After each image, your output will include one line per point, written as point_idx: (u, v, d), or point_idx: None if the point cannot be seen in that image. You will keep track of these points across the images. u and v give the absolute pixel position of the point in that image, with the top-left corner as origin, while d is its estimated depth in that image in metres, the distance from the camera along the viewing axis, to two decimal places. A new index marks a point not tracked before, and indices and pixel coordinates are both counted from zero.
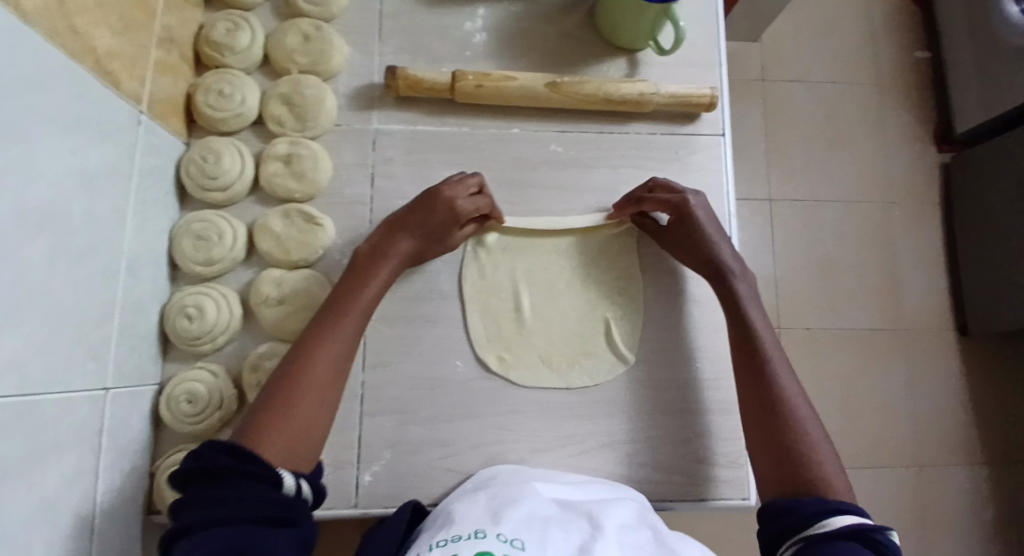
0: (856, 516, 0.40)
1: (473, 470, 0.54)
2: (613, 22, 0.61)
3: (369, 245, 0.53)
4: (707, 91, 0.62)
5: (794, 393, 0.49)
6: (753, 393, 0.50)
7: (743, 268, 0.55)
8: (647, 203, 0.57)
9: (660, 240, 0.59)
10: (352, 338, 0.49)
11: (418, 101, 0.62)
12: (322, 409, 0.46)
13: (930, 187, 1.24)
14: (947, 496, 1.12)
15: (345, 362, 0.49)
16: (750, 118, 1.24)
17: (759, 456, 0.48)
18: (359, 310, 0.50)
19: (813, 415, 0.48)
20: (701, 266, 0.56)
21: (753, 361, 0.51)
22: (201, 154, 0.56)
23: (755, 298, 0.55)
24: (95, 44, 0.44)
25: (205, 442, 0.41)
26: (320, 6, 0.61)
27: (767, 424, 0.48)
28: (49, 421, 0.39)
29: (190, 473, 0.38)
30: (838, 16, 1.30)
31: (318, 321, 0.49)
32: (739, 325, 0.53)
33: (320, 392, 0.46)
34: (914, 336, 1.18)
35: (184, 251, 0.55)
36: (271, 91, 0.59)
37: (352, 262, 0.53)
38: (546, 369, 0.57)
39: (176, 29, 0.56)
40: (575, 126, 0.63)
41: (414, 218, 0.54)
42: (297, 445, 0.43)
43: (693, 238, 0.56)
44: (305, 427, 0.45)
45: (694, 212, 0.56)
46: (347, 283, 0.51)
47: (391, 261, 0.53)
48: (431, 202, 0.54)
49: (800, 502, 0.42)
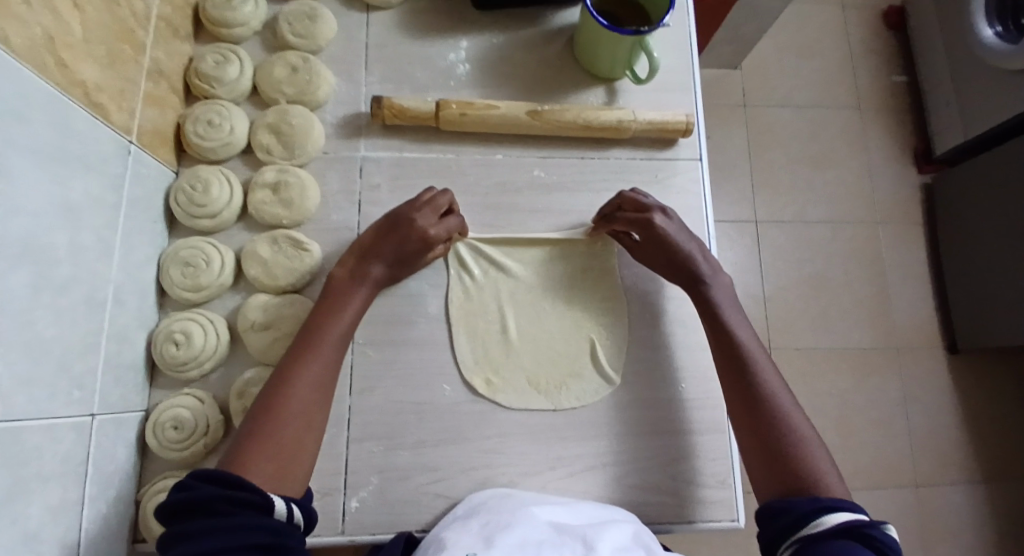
0: (851, 513, 0.41)
1: (463, 495, 0.54)
2: (590, 52, 0.63)
3: (345, 269, 0.54)
4: (683, 117, 0.64)
5: (779, 392, 0.49)
6: (737, 401, 0.50)
7: (713, 267, 0.56)
8: (618, 221, 0.58)
9: (634, 253, 0.60)
10: (334, 358, 0.50)
11: (405, 129, 0.64)
12: (309, 431, 0.47)
13: (912, 206, 1.27)
14: (946, 515, 1.12)
15: (330, 382, 0.49)
16: (734, 142, 1.27)
17: (751, 463, 0.48)
18: (340, 331, 0.51)
19: (801, 415, 0.49)
20: (678, 278, 0.57)
21: (735, 366, 0.51)
22: (189, 183, 0.57)
23: (733, 303, 0.55)
24: (83, 78, 0.45)
25: (192, 472, 0.41)
26: (307, 39, 0.63)
27: (754, 431, 0.48)
28: (31, 448, 0.39)
29: (177, 506, 0.38)
30: (815, 43, 1.34)
31: (299, 343, 0.50)
32: (719, 332, 0.53)
33: (306, 414, 0.47)
34: (905, 354, 1.19)
35: (171, 277, 0.55)
36: (259, 120, 0.61)
37: (328, 286, 0.54)
38: (533, 391, 0.57)
39: (165, 62, 0.58)
40: (557, 151, 0.65)
41: (389, 240, 0.55)
42: (284, 467, 0.44)
43: (666, 256, 0.57)
44: (295, 448, 0.45)
45: (660, 229, 0.56)
46: (327, 305, 0.52)
47: (369, 279, 0.54)
48: (404, 225, 0.54)
49: (791, 501, 0.43)
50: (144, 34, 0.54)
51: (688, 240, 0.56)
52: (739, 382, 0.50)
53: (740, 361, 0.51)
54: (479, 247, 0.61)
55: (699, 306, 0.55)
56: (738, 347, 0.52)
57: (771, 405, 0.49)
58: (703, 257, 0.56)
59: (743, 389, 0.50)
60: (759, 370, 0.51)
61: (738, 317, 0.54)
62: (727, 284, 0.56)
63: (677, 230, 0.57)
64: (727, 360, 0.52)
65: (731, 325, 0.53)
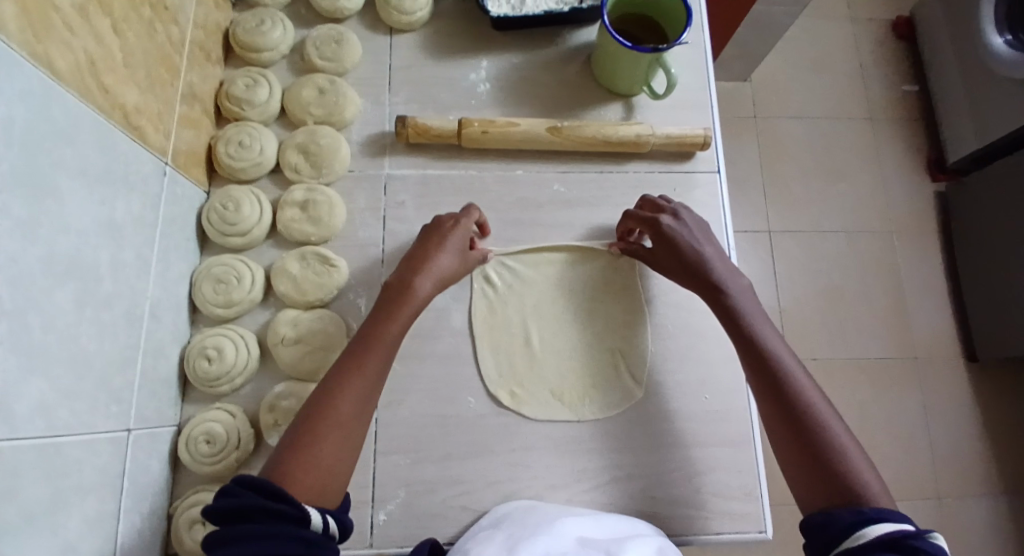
0: (896, 522, 0.41)
1: (488, 507, 0.55)
2: (608, 70, 0.65)
3: (397, 276, 0.54)
4: (701, 131, 0.65)
5: (816, 398, 0.49)
6: (771, 409, 0.50)
7: (728, 269, 0.56)
8: (631, 219, 0.60)
9: (651, 262, 0.60)
10: (380, 370, 0.50)
11: (428, 147, 0.65)
12: (346, 449, 0.46)
13: (927, 215, 1.27)
14: (970, 528, 1.10)
15: (373, 395, 0.49)
16: (746, 154, 1.28)
17: (793, 471, 0.48)
18: (386, 343, 0.50)
19: (841, 424, 0.48)
20: (694, 282, 0.56)
21: (767, 375, 0.51)
22: (222, 202, 0.59)
23: (755, 306, 0.55)
24: (123, 101, 0.47)
25: (235, 477, 0.42)
26: (333, 61, 0.65)
27: (793, 437, 0.48)
28: (70, 462, 0.40)
29: (219, 511, 0.39)
30: (825, 54, 1.35)
31: (349, 355, 0.50)
32: (746, 339, 0.52)
33: (344, 428, 0.46)
34: (923, 364, 1.18)
35: (203, 294, 0.57)
36: (288, 141, 0.63)
37: (385, 294, 0.53)
38: (557, 403, 0.58)
39: (198, 86, 0.60)
40: (577, 166, 0.66)
41: (434, 247, 0.56)
42: (322, 484, 0.44)
43: (679, 256, 0.57)
44: (332, 466, 0.45)
45: (668, 229, 0.57)
46: (376, 316, 0.52)
47: (423, 290, 0.53)
48: (435, 226, 0.58)
49: (833, 515, 0.43)
50: (179, 59, 0.56)
51: (702, 239, 0.57)
52: (774, 392, 0.50)
53: (774, 370, 0.50)
54: (505, 262, 0.62)
55: (721, 312, 0.55)
56: (767, 355, 0.51)
57: (811, 415, 0.48)
58: (719, 260, 0.56)
59: (778, 399, 0.49)
60: (790, 377, 0.50)
61: (765, 325, 0.53)
62: (744, 287, 0.56)
63: (688, 229, 0.58)
64: (761, 369, 0.51)
65: (760, 332, 0.53)
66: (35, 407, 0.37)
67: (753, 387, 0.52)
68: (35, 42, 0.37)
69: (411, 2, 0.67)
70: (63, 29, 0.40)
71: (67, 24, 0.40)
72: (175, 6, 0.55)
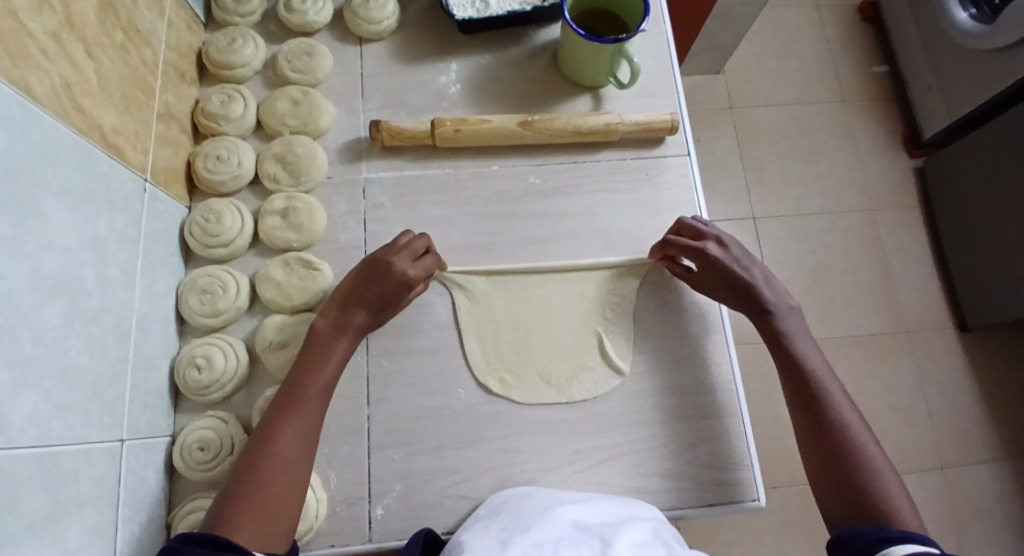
0: (921, 545, 0.42)
1: (485, 495, 0.55)
2: (573, 64, 0.67)
3: (326, 320, 0.54)
4: (667, 116, 0.67)
5: (856, 423, 0.50)
6: (806, 428, 0.51)
7: (788, 307, 0.57)
8: (673, 245, 0.59)
9: (693, 285, 0.60)
10: (317, 413, 0.51)
11: (403, 150, 0.67)
12: (293, 489, 0.47)
13: (906, 190, 1.29)
14: (976, 495, 1.10)
15: (314, 434, 0.50)
16: (723, 145, 1.30)
17: (820, 488, 0.50)
18: (321, 385, 0.51)
19: (879, 451, 0.50)
20: (743, 305, 0.57)
21: (808, 395, 0.52)
22: (203, 215, 0.60)
23: (802, 331, 0.56)
24: (101, 121, 0.48)
25: (178, 538, 0.42)
26: (306, 73, 0.67)
27: (822, 456, 0.50)
28: (67, 472, 0.41)
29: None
30: (794, 41, 1.38)
31: (281, 400, 0.50)
32: (790, 361, 0.54)
33: (288, 472, 0.47)
34: (916, 336, 1.19)
35: (190, 305, 0.58)
36: (265, 152, 0.64)
37: (310, 339, 0.54)
38: (545, 387, 0.59)
39: (174, 104, 0.61)
40: (550, 159, 0.67)
41: (370, 287, 0.55)
42: (267, 528, 0.45)
43: (727, 281, 0.57)
44: (278, 509, 0.46)
45: (717, 258, 0.58)
46: (306, 361, 0.52)
47: (347, 337, 0.54)
48: (382, 268, 0.55)
49: (859, 530, 0.45)
50: (153, 79, 0.58)
51: (750, 264, 0.58)
52: (812, 413, 0.51)
53: (813, 390, 0.52)
54: (474, 262, 0.63)
55: (766, 334, 0.56)
56: (813, 379, 0.53)
57: (845, 439, 0.49)
58: (767, 284, 0.57)
59: (814, 419, 0.51)
60: (833, 403, 0.51)
61: (809, 346, 0.55)
62: (793, 308, 0.57)
63: (737, 256, 0.58)
64: (800, 392, 0.53)
65: (804, 354, 0.54)
66: (28, 420, 0.38)
67: (790, 406, 0.54)
68: (13, 68, 0.39)
69: (378, 12, 0.69)
70: (38, 54, 0.42)
71: (42, 50, 0.42)
72: (146, 30, 0.57)
